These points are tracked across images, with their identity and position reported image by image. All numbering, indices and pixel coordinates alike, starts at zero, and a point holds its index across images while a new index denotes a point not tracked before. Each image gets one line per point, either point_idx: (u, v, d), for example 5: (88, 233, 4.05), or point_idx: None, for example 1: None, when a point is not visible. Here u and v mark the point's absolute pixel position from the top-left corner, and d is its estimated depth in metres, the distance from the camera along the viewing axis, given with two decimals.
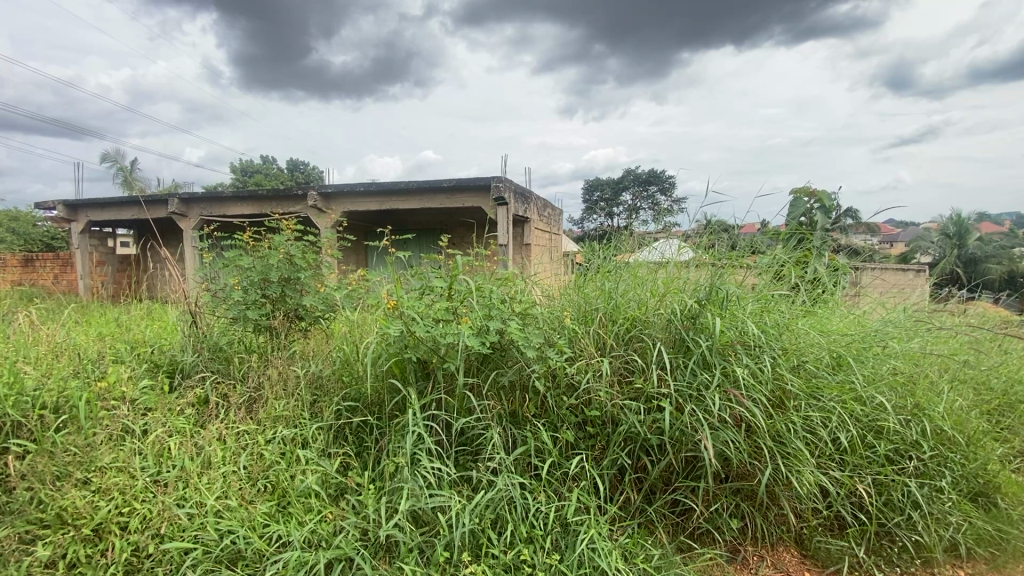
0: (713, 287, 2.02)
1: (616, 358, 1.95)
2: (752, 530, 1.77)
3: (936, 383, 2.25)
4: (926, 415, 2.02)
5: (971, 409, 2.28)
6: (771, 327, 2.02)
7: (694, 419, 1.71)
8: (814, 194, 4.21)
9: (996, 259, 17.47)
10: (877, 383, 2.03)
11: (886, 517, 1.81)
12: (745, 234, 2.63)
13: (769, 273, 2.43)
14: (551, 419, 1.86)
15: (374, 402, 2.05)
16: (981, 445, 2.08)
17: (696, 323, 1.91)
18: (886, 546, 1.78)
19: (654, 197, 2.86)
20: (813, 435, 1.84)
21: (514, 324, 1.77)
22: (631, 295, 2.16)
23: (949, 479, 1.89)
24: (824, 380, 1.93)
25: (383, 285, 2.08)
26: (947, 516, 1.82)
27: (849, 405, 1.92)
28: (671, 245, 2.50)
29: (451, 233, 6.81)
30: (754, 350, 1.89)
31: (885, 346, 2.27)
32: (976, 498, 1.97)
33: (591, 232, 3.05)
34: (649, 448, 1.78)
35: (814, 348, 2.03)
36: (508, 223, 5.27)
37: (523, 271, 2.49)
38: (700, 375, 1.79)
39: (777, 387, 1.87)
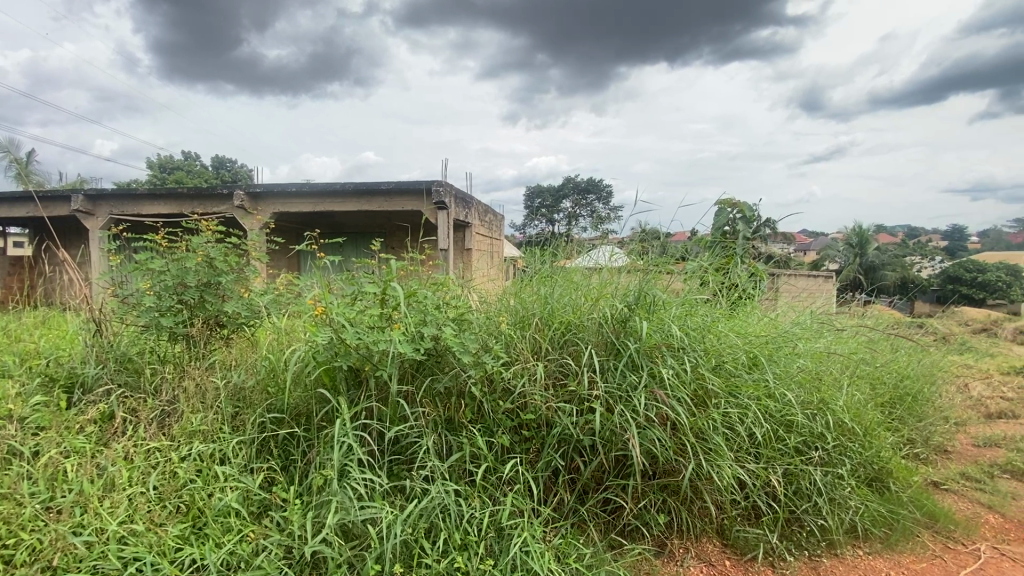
0: (641, 292, 2.09)
1: (551, 362, 1.98)
2: (678, 524, 1.85)
3: (838, 379, 2.48)
4: (830, 410, 2.21)
5: (867, 402, 2.55)
6: (696, 330, 2.12)
7: (623, 419, 1.76)
8: (737, 205, 4.57)
9: (891, 267, 19.55)
10: (787, 382, 2.19)
11: (795, 504, 1.97)
12: (676, 241, 2.79)
13: (695, 278, 2.57)
14: (487, 424, 1.86)
15: (302, 413, 1.95)
16: (875, 434, 2.34)
17: (626, 328, 1.97)
18: (795, 531, 1.94)
19: (593, 205, 2.95)
20: (732, 431, 1.95)
21: (449, 330, 1.75)
22: (565, 300, 2.20)
23: (848, 467, 2.10)
24: (741, 380, 2.05)
25: (312, 292, 2.01)
26: (846, 501, 2.02)
27: (763, 401, 2.05)
28: (606, 252, 2.61)
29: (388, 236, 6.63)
30: (678, 351, 1.98)
31: (795, 346, 2.45)
32: (873, 483, 2.26)
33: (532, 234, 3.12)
34: (582, 450, 1.82)
35: (732, 349, 2.15)
36: (448, 228, 5.25)
37: (459, 275, 2.49)
38: (629, 377, 1.85)
39: (700, 387, 1.96)
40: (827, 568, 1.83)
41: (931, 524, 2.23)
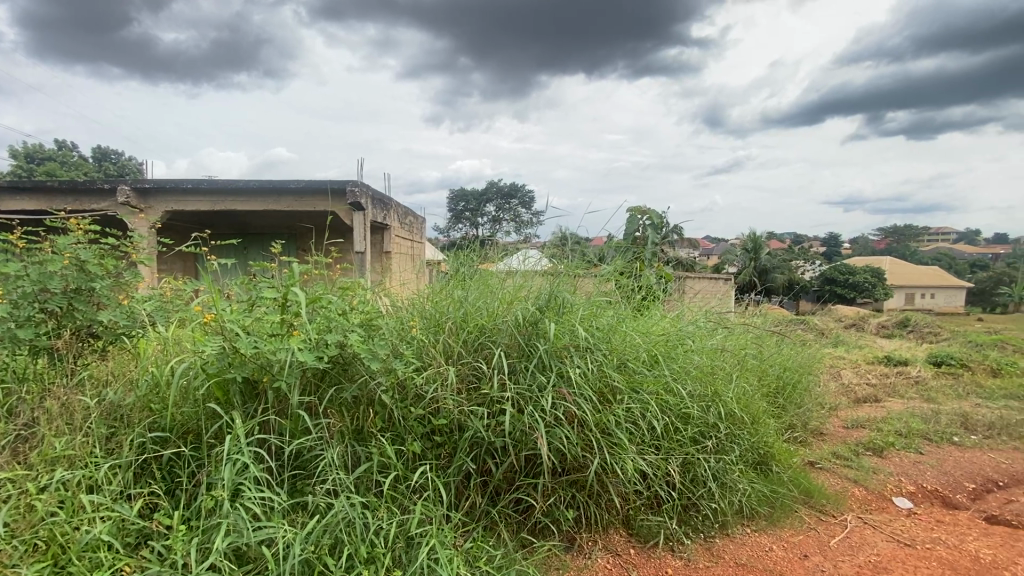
0: (551, 295, 2.15)
1: (463, 365, 1.97)
2: (586, 518, 1.93)
3: (729, 373, 2.71)
4: (721, 401, 2.41)
5: (754, 393, 2.81)
6: (602, 330, 2.21)
7: (532, 419, 1.80)
8: (647, 213, 5.02)
9: (781, 270, 21.74)
10: (684, 377, 2.36)
11: (692, 491, 2.12)
12: (594, 246, 2.95)
13: (608, 280, 2.73)
14: (397, 432, 1.82)
15: (190, 430, 1.79)
16: (760, 422, 2.59)
17: (536, 329, 2.02)
18: (692, 516, 2.09)
19: (514, 209, 3.03)
20: (635, 425, 2.06)
21: (355, 336, 1.69)
22: (479, 303, 2.20)
23: (737, 453, 2.30)
24: (642, 376, 2.17)
25: (201, 298, 1.86)
26: (735, 484, 2.22)
27: (662, 396, 2.19)
28: (530, 257, 2.66)
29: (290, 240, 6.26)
30: (584, 351, 2.06)
31: (691, 344, 2.65)
32: (760, 466, 2.50)
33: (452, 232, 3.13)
34: (494, 452, 1.83)
35: (634, 347, 2.27)
36: (364, 229, 5.09)
37: (372, 279, 2.41)
38: (538, 378, 1.89)
39: (605, 384, 2.05)
40: (718, 548, 2.00)
41: (807, 500, 2.51)
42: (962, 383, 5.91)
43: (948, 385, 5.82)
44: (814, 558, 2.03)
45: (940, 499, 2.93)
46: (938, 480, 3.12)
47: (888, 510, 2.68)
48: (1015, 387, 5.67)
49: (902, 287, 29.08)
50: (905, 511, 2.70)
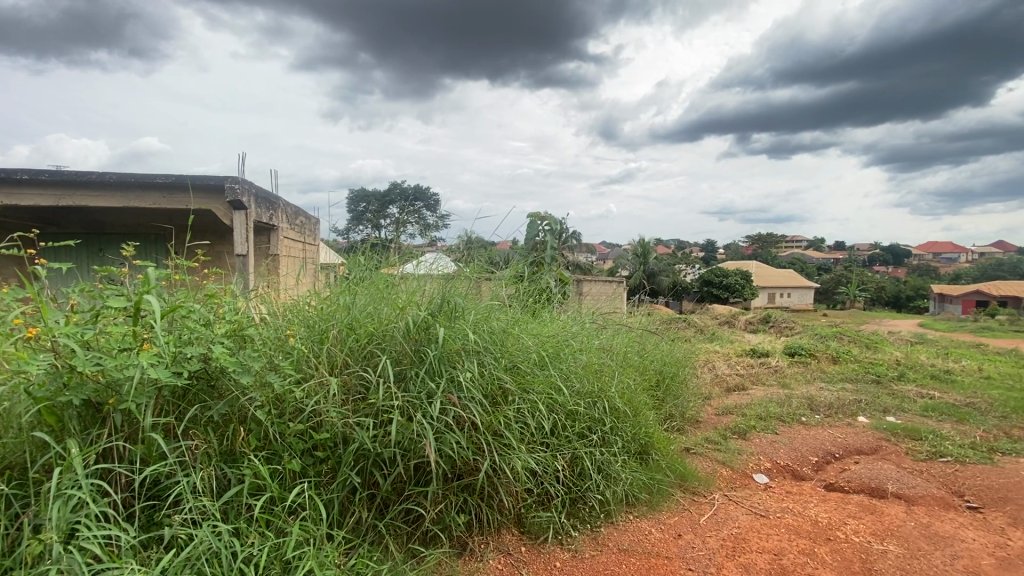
0: (444, 299, 2.13)
1: (349, 375, 1.89)
2: (478, 521, 1.94)
3: (613, 370, 2.90)
4: (605, 396, 2.57)
5: (636, 387, 3.03)
6: (493, 333, 2.24)
7: (421, 427, 1.77)
8: (545, 219, 5.25)
9: (667, 273, 23.69)
10: (571, 376, 2.47)
11: (578, 485, 2.24)
12: (500, 249, 3.23)
13: (508, 282, 2.96)
14: (274, 450, 1.69)
15: (12, 466, 1.51)
16: (641, 414, 2.80)
17: (427, 334, 1.99)
18: (580, 508, 2.21)
19: (417, 210, 2.99)
20: (525, 425, 2.12)
21: (223, 349, 1.54)
22: (368, 307, 2.13)
23: (619, 444, 2.48)
24: (532, 377, 2.24)
25: (23, 309, 1.57)
26: (618, 474, 2.38)
27: (551, 396, 2.28)
28: (439, 260, 2.67)
29: (151, 241, 5.55)
30: (475, 354, 2.07)
31: (579, 344, 2.79)
32: (642, 455, 2.71)
33: (352, 232, 3.01)
34: (381, 463, 1.78)
35: (525, 348, 2.34)
36: (246, 229, 4.69)
37: (250, 286, 2.22)
38: (427, 384, 1.87)
39: (496, 386, 2.08)
40: (604, 536, 2.13)
41: (682, 483, 2.75)
42: (809, 370, 6.86)
43: (799, 372, 6.73)
44: (686, 536, 2.24)
45: (790, 472, 3.37)
46: (789, 455, 3.59)
47: (749, 487, 3.02)
48: (849, 371, 6.71)
49: (766, 287, 33.12)
50: (762, 486, 3.06)
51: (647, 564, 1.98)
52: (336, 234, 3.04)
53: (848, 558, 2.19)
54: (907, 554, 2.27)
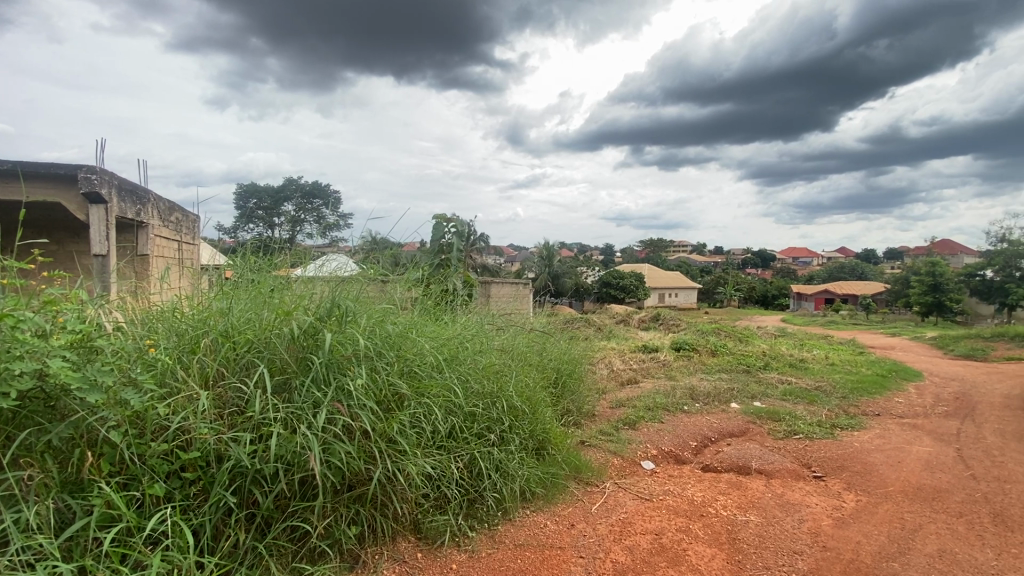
0: (333, 303, 2.05)
1: (224, 387, 1.75)
2: (371, 532, 1.89)
3: (513, 370, 2.97)
4: (504, 396, 2.63)
5: (534, 385, 3.13)
6: (388, 337, 2.19)
7: (305, 438, 1.69)
8: (450, 221, 5.24)
9: (571, 275, 24.75)
10: (469, 378, 2.49)
11: (476, 485, 2.27)
12: (406, 250, 3.18)
13: (408, 284, 2.92)
14: (133, 474, 1.52)
15: None
16: (539, 412, 2.90)
17: (313, 341, 1.90)
18: (477, 508, 2.24)
19: (315, 209, 2.84)
20: (419, 429, 2.11)
21: (64, 363, 1.35)
22: (247, 312, 1.98)
23: (517, 442, 2.55)
24: (428, 380, 2.23)
25: None
26: (516, 471, 2.45)
27: (447, 399, 2.28)
28: (342, 262, 2.57)
29: None
30: (366, 359, 2.01)
31: (478, 345, 2.83)
32: (539, 451, 2.80)
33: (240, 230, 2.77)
34: (262, 479, 1.67)
35: (421, 352, 2.32)
36: (106, 225, 4.10)
37: (106, 290, 1.96)
38: (313, 393, 1.79)
39: (389, 392, 2.05)
40: (501, 533, 2.18)
41: (576, 475, 2.90)
42: (693, 363, 7.56)
43: (683, 365, 7.37)
44: (579, 526, 2.35)
45: (673, 458, 3.68)
46: (673, 442, 3.92)
47: (637, 473, 3.26)
48: (725, 363, 7.49)
49: (658, 288, 35.86)
50: (648, 472, 3.32)
51: (541, 556, 2.06)
52: (221, 233, 2.78)
53: (716, 530, 2.45)
54: (765, 521, 2.59)
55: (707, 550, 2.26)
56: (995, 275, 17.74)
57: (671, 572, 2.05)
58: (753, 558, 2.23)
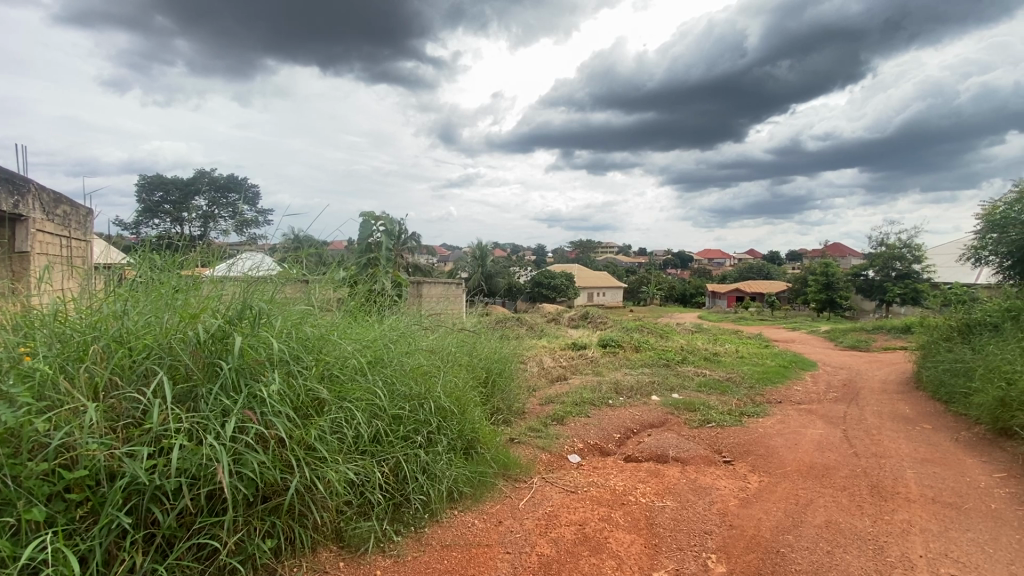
0: (245, 305, 1.93)
1: (118, 398, 1.60)
2: (289, 544, 1.81)
3: (441, 370, 2.96)
4: (432, 397, 2.62)
5: (464, 385, 3.14)
6: (306, 341, 2.11)
7: (213, 450, 1.59)
8: (379, 219, 5.11)
9: (503, 275, 24.92)
10: (394, 380, 2.46)
11: (402, 488, 2.24)
12: (332, 249, 3.06)
13: (331, 283, 2.82)
14: (5, 498, 1.35)
15: None
16: (469, 412, 2.91)
17: (222, 345, 1.79)
18: (403, 511, 2.21)
19: (230, 203, 2.66)
20: (340, 435, 2.05)
21: None
22: (146, 315, 1.82)
23: (444, 443, 2.54)
24: (350, 384, 2.17)
25: None
26: (444, 472, 2.45)
27: (369, 402, 2.23)
28: (261, 260, 2.43)
29: None
30: (282, 364, 1.93)
31: (405, 347, 2.79)
32: (468, 450, 2.81)
33: (143, 226, 2.54)
34: (162, 496, 1.55)
35: (343, 355, 2.25)
36: None
37: None
38: (221, 401, 1.68)
39: (308, 397, 1.97)
40: (428, 536, 2.17)
41: (505, 473, 2.93)
42: (618, 358, 7.90)
43: (610, 361, 7.67)
44: (506, 522, 2.39)
45: (598, 450, 3.83)
46: (598, 435, 4.08)
47: (564, 467, 3.36)
48: (648, 358, 7.90)
49: (588, 287, 37.05)
50: (574, 465, 3.43)
51: (468, 555, 2.07)
52: (120, 228, 2.54)
53: (636, 517, 2.58)
54: (679, 505, 2.77)
55: (627, 536, 2.38)
56: (876, 275, 20.07)
57: (593, 560, 2.14)
58: (668, 541, 2.37)
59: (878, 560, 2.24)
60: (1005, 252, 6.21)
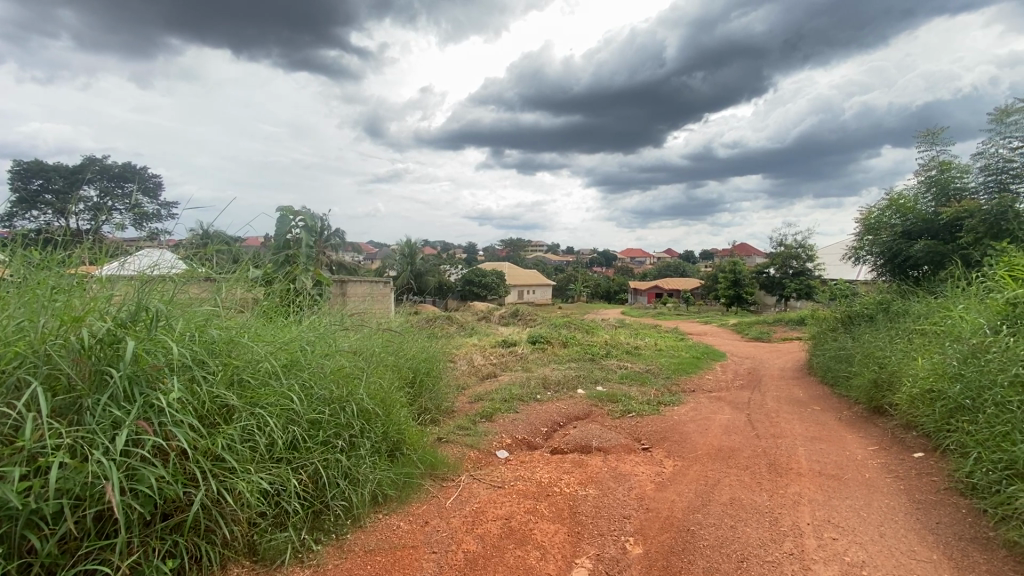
0: (139, 306, 1.77)
1: None
2: (194, 564, 1.69)
3: (365, 372, 2.88)
4: (354, 399, 2.54)
5: (389, 385, 3.07)
6: (211, 344, 1.98)
7: (102, 466, 1.44)
8: (299, 214, 4.86)
9: (433, 273, 24.60)
10: (312, 383, 2.36)
11: (322, 495, 2.16)
12: (244, 246, 2.87)
13: (243, 282, 2.64)
14: None
15: None
16: (394, 413, 2.86)
17: (112, 351, 1.63)
18: (323, 519, 2.14)
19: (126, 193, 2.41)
20: (252, 443, 1.94)
21: None
22: (17, 319, 1.60)
23: (368, 446, 2.48)
24: (262, 390, 2.06)
25: None
26: (367, 476, 2.39)
27: (284, 408, 2.13)
28: (164, 258, 2.23)
29: None
30: (184, 370, 1.79)
31: (326, 349, 2.68)
32: (393, 452, 2.76)
33: (17, 218, 2.23)
34: (40, 521, 1.38)
35: (255, 359, 2.14)
36: None
37: None
38: (111, 412, 1.53)
39: (214, 405, 1.85)
40: (351, 542, 2.11)
41: (432, 472, 2.91)
42: (547, 354, 8.09)
43: (538, 357, 7.83)
44: (433, 522, 2.37)
45: (525, 445, 3.90)
46: (525, 430, 4.15)
47: (492, 464, 3.39)
48: (574, 353, 8.15)
49: (518, 285, 37.52)
50: (502, 461, 3.48)
51: (392, 558, 2.04)
52: None
53: (560, 507, 2.67)
54: (601, 493, 2.90)
55: (551, 526, 2.45)
56: (776, 273, 22.07)
57: (518, 552, 2.18)
58: (589, 528, 2.47)
59: (773, 530, 2.48)
60: (878, 253, 7.01)
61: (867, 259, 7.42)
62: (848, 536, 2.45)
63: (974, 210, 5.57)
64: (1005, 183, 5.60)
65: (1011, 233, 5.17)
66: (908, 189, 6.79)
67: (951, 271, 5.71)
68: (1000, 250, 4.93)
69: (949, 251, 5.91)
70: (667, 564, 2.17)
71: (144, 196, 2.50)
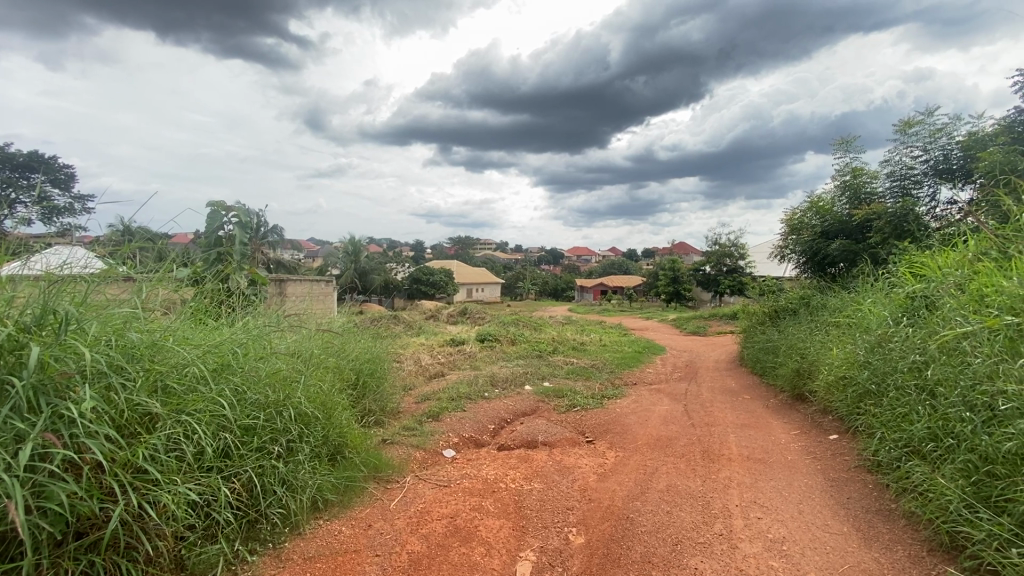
0: (45, 309, 1.63)
1: None
2: None
3: (303, 375, 2.79)
4: (291, 403, 2.46)
5: (329, 388, 2.99)
6: (131, 349, 1.85)
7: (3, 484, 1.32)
8: (231, 209, 4.61)
9: (379, 271, 24.03)
10: (245, 388, 2.26)
11: (257, 503, 2.08)
12: (170, 243, 2.70)
13: (167, 282, 2.48)
14: None
15: None
16: (335, 416, 2.78)
17: (13, 358, 1.49)
18: (259, 528, 2.05)
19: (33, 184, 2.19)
20: (178, 453, 1.83)
21: None
22: None
23: (306, 451, 2.40)
24: (189, 396, 1.95)
25: None
26: (306, 482, 2.32)
27: (214, 414, 2.03)
28: (79, 256, 2.06)
29: None
30: (99, 377, 1.67)
31: (260, 352, 2.58)
32: (334, 456, 2.69)
33: None
34: None
35: (182, 363, 2.01)
36: None
37: None
38: (13, 425, 1.40)
39: (135, 413, 1.74)
40: (289, 551, 2.04)
41: (376, 475, 2.86)
42: (495, 352, 8.13)
43: (486, 355, 7.85)
44: (376, 525, 2.34)
45: (472, 442, 3.92)
46: (472, 428, 4.16)
47: (439, 463, 3.38)
48: (522, 350, 8.25)
49: (466, 284, 37.38)
50: (449, 460, 3.47)
51: (332, 564, 1.99)
52: None
53: (505, 503, 2.70)
54: (545, 487, 2.96)
55: (496, 522, 2.48)
56: (711, 270, 23.28)
57: (463, 549, 2.20)
58: (534, 521, 2.52)
59: (705, 513, 2.64)
60: (801, 252, 7.55)
61: (792, 257, 7.98)
62: (771, 514, 2.64)
63: (881, 213, 6.11)
64: (908, 189, 6.19)
65: (912, 233, 5.72)
66: (827, 193, 7.37)
67: (862, 268, 6.25)
68: (903, 249, 5.46)
69: (861, 250, 6.45)
70: (607, 552, 2.25)
71: (53, 188, 2.29)
